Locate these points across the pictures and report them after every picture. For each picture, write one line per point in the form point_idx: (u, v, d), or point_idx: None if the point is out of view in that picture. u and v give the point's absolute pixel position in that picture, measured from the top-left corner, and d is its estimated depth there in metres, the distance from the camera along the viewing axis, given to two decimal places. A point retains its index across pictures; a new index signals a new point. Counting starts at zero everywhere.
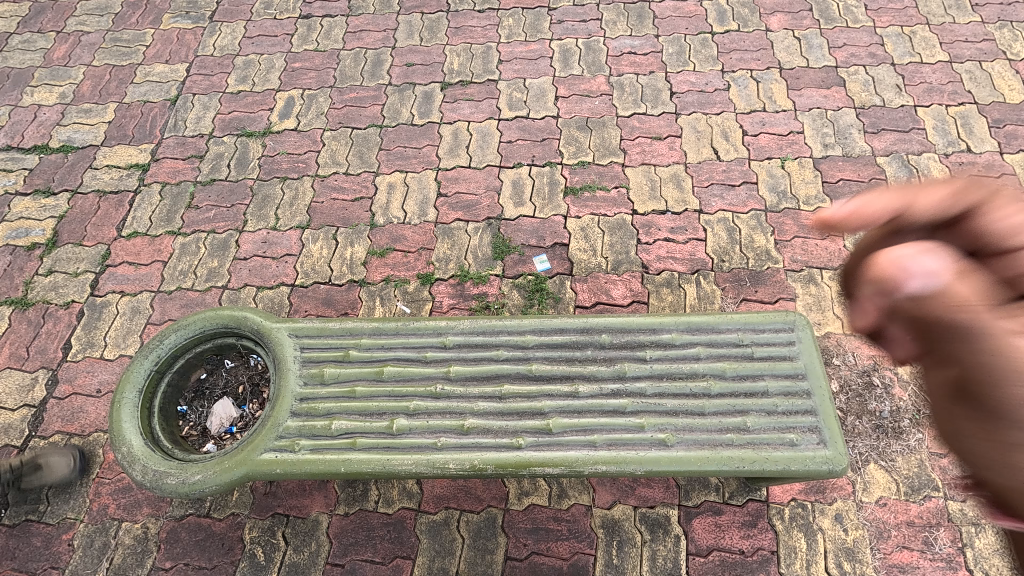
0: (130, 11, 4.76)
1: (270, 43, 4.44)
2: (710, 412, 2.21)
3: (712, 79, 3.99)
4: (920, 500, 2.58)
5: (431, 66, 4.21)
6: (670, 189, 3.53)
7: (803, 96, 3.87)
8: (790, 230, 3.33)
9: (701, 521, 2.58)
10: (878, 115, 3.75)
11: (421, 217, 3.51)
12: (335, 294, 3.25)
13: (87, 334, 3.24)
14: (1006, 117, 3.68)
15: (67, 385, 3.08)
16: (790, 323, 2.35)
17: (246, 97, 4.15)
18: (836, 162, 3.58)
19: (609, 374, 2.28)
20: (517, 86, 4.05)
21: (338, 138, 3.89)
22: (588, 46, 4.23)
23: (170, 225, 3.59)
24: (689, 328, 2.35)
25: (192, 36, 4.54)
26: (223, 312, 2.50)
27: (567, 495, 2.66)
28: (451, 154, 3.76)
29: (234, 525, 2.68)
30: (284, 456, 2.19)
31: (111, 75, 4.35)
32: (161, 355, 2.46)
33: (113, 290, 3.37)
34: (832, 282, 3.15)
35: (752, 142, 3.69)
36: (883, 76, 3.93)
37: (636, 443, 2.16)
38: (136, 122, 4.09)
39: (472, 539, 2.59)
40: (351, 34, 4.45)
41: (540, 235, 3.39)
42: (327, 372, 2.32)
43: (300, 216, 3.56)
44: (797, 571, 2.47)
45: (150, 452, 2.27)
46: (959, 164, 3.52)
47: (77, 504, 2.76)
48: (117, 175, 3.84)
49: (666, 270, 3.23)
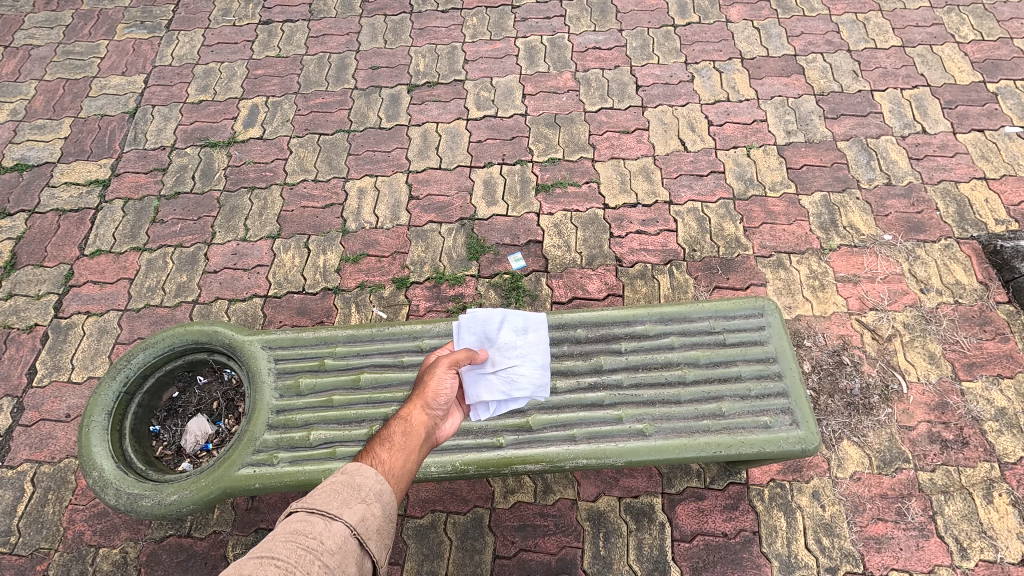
0: (82, 22, 4.61)
1: (230, 51, 4.36)
2: (685, 399, 2.25)
3: (676, 71, 4.04)
4: (892, 473, 2.67)
5: (396, 68, 4.18)
6: (640, 182, 3.57)
7: (764, 85, 3.95)
8: (758, 217, 3.40)
9: (684, 507, 2.63)
10: (837, 101, 3.85)
11: (393, 221, 3.48)
12: (310, 303, 3.21)
13: (52, 357, 3.14)
14: (957, 98, 3.81)
15: (34, 412, 2.99)
16: (759, 308, 2.40)
17: (208, 107, 4.06)
18: (799, 148, 3.66)
19: (586, 368, 2.31)
20: (484, 85, 4.05)
21: (305, 144, 3.84)
22: (553, 43, 4.25)
23: (135, 241, 3.50)
24: (662, 318, 2.39)
25: (148, 46, 4.43)
26: (192, 328, 2.45)
27: (552, 490, 2.68)
28: (421, 156, 3.74)
29: (216, 543, 2.64)
30: (262, 470, 2.16)
31: (65, 90, 4.22)
32: (129, 375, 2.40)
33: (78, 310, 3.27)
34: (801, 265, 3.23)
35: (718, 132, 3.75)
36: (840, 62, 4.03)
37: (615, 435, 2.19)
38: (94, 136, 3.97)
39: (460, 540, 2.59)
40: (313, 39, 4.39)
41: (514, 233, 3.40)
42: (303, 383, 2.30)
43: (270, 225, 3.50)
44: (779, 550, 2.53)
45: (123, 475, 2.21)
46: (915, 145, 3.63)
47: (50, 533, 2.68)
48: (77, 192, 3.73)
49: (639, 263, 3.27)
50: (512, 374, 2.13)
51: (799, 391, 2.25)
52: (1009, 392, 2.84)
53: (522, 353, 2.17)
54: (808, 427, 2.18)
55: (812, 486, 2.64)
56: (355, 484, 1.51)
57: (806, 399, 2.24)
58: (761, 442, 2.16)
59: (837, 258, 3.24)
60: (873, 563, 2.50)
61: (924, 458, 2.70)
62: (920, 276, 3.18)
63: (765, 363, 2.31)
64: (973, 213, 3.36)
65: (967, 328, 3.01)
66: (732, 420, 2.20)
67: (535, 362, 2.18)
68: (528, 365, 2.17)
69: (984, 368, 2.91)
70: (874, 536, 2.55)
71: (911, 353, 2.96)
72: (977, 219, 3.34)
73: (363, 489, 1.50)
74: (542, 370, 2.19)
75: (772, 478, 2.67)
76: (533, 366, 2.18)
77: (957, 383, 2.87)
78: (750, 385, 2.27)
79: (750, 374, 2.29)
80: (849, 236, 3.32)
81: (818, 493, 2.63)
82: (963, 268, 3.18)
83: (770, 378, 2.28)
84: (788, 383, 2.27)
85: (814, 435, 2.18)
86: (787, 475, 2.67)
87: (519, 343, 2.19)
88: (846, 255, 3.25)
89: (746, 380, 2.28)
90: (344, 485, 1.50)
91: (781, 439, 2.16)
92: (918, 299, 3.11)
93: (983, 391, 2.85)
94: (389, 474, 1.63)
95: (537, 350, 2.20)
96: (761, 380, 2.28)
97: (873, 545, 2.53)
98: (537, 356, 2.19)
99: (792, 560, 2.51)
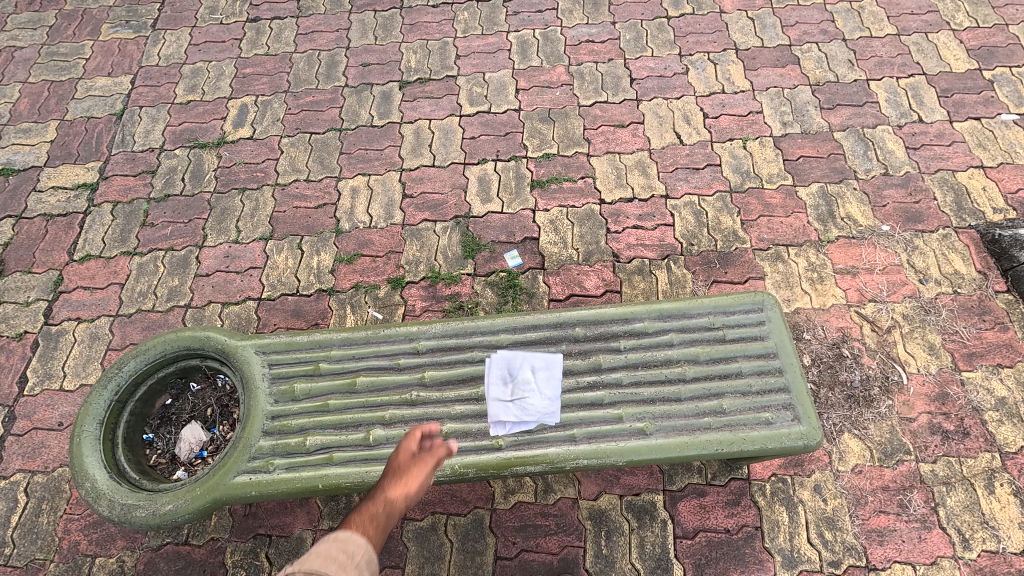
0: (65, 23, 4.53)
1: (218, 50, 4.29)
2: (686, 397, 2.23)
3: (671, 64, 4.00)
4: (893, 465, 2.66)
5: (387, 65, 4.12)
6: (636, 176, 3.53)
7: (759, 76, 3.91)
8: (755, 209, 3.37)
9: (685, 504, 2.61)
10: (833, 91, 3.82)
11: (387, 220, 3.44)
12: (304, 305, 3.17)
13: (43, 365, 3.09)
14: (953, 86, 3.79)
15: (26, 421, 2.94)
16: (759, 302, 2.37)
17: (196, 107, 4.00)
18: (796, 139, 3.63)
19: (585, 367, 2.28)
20: (477, 80, 4.00)
21: (296, 144, 3.78)
22: (545, 37, 4.19)
23: (125, 245, 3.45)
24: (661, 315, 2.36)
25: (134, 45, 4.35)
26: (184, 334, 2.41)
27: (553, 490, 2.66)
28: (414, 154, 3.69)
29: (214, 550, 2.61)
30: (258, 477, 2.13)
31: (50, 92, 4.14)
32: (120, 383, 2.36)
33: (69, 317, 3.22)
34: (799, 258, 3.21)
35: (714, 125, 3.72)
36: (835, 52, 3.99)
37: (616, 434, 2.17)
38: (81, 139, 3.91)
39: (460, 542, 2.57)
40: (302, 36, 4.32)
41: (510, 231, 3.36)
42: (298, 388, 2.26)
43: (262, 227, 3.46)
44: (782, 544, 2.52)
45: (116, 486, 2.18)
46: (912, 135, 3.61)
47: (45, 543, 2.65)
48: (65, 197, 3.67)
49: (636, 258, 3.24)
50: (520, 403, 2.19)
51: (800, 387, 2.23)
52: (1008, 382, 2.83)
53: (534, 388, 2.22)
54: (810, 423, 2.17)
55: (814, 480, 2.63)
56: (349, 550, 1.63)
57: (807, 394, 2.22)
58: (762, 439, 2.14)
59: (835, 250, 3.22)
60: (876, 556, 2.49)
61: (925, 449, 2.69)
62: (919, 266, 3.16)
63: (765, 358, 2.29)
64: (970, 202, 3.34)
65: (966, 318, 3.00)
66: (733, 416, 2.19)
67: (547, 391, 2.23)
68: (538, 396, 2.21)
69: (984, 358, 2.89)
70: (876, 529, 2.54)
71: (910, 345, 2.94)
72: (975, 208, 3.32)
73: (355, 556, 1.63)
74: (551, 400, 2.21)
75: (773, 473, 2.65)
76: (542, 397, 2.21)
77: (957, 373, 2.86)
78: (751, 380, 2.24)
79: (751, 370, 2.27)
80: (847, 228, 3.29)
81: (819, 487, 2.62)
82: (961, 258, 3.17)
83: (770, 374, 2.26)
84: (789, 379, 2.25)
85: (816, 430, 2.17)
86: (788, 469, 2.66)
87: (534, 377, 2.25)
88: (844, 247, 3.23)
89: (747, 376, 2.26)
90: (340, 550, 1.62)
91: (783, 436, 2.15)
92: (917, 290, 3.09)
93: (983, 381, 2.84)
94: (377, 538, 1.72)
95: (551, 381, 2.25)
96: (761, 376, 2.26)
97: (876, 537, 2.53)
98: (548, 388, 2.23)
99: (795, 555, 2.50)
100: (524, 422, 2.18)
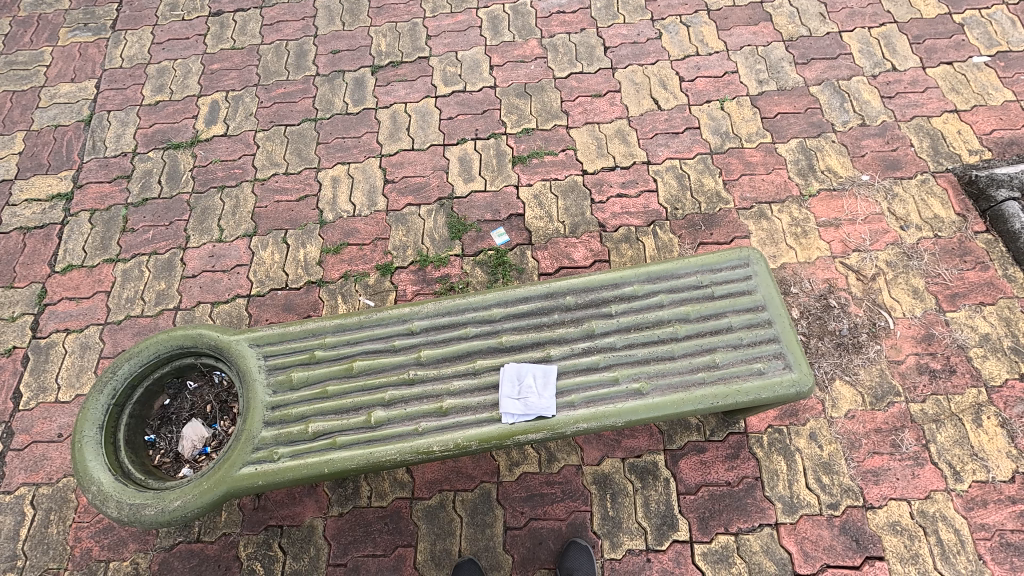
0: (21, 30, 4.39)
1: (182, 47, 4.18)
2: (679, 354, 2.26)
3: (643, 29, 3.97)
4: (885, 407, 2.73)
5: (358, 51, 4.05)
6: (616, 145, 3.53)
7: (732, 35, 3.90)
8: (736, 169, 3.39)
9: (687, 461, 2.67)
10: (807, 46, 3.81)
11: (371, 208, 3.42)
12: (295, 299, 3.17)
13: (36, 379, 3.07)
14: (924, 32, 3.80)
15: (24, 435, 2.92)
16: (744, 258, 2.40)
17: (165, 108, 3.92)
18: (772, 97, 3.63)
19: (578, 335, 2.30)
20: (449, 60, 3.95)
21: (272, 138, 3.73)
22: (515, 10, 4.13)
23: (107, 253, 3.40)
24: (650, 277, 2.39)
25: (95, 49, 4.23)
26: (176, 333, 2.39)
27: (556, 458, 2.70)
28: (393, 139, 3.65)
29: (227, 545, 2.64)
30: (263, 467, 2.15)
31: (13, 102, 4.04)
32: (116, 386, 2.35)
33: (57, 328, 3.19)
34: (782, 214, 3.24)
35: (690, 88, 3.71)
36: (806, 6, 3.98)
37: (614, 397, 2.20)
38: (50, 149, 3.82)
39: (470, 516, 2.62)
40: (268, 27, 4.23)
41: (495, 208, 3.36)
42: (296, 376, 2.27)
43: (245, 224, 3.42)
44: (782, 492, 2.59)
45: (123, 487, 2.19)
46: (886, 84, 3.63)
47: (57, 553, 2.66)
48: (40, 209, 3.60)
49: (622, 226, 3.25)
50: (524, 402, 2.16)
51: (790, 336, 2.28)
52: (992, 318, 2.90)
53: (534, 387, 2.19)
54: (801, 369, 2.22)
55: (809, 429, 2.70)
56: None
57: (796, 342, 2.27)
58: (756, 389, 2.19)
59: (816, 204, 3.26)
60: (872, 495, 2.57)
61: (915, 389, 2.76)
62: (899, 213, 3.21)
63: (754, 311, 2.33)
64: (946, 146, 3.39)
65: (949, 260, 3.06)
66: (726, 369, 2.23)
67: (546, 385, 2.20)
68: (537, 395, 2.18)
69: (966, 298, 2.96)
70: (872, 469, 2.62)
71: (895, 290, 3.00)
72: (951, 151, 3.37)
73: None
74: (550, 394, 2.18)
75: (770, 424, 2.72)
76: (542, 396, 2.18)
77: (942, 314, 2.92)
78: (742, 334, 2.28)
79: (741, 324, 2.30)
80: (827, 180, 3.33)
81: (815, 434, 2.69)
82: (940, 202, 3.22)
83: (761, 326, 2.30)
84: (778, 329, 2.29)
85: (807, 376, 2.22)
86: (784, 420, 2.72)
87: (534, 376, 2.21)
88: (825, 200, 3.27)
89: (737, 330, 2.29)
90: None
91: (775, 384, 2.20)
92: (898, 237, 3.14)
93: (967, 319, 2.91)
94: None
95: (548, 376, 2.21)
96: (752, 328, 2.30)
97: (871, 478, 2.61)
98: (546, 388, 2.19)
99: (794, 501, 2.58)
100: (524, 419, 2.16)
